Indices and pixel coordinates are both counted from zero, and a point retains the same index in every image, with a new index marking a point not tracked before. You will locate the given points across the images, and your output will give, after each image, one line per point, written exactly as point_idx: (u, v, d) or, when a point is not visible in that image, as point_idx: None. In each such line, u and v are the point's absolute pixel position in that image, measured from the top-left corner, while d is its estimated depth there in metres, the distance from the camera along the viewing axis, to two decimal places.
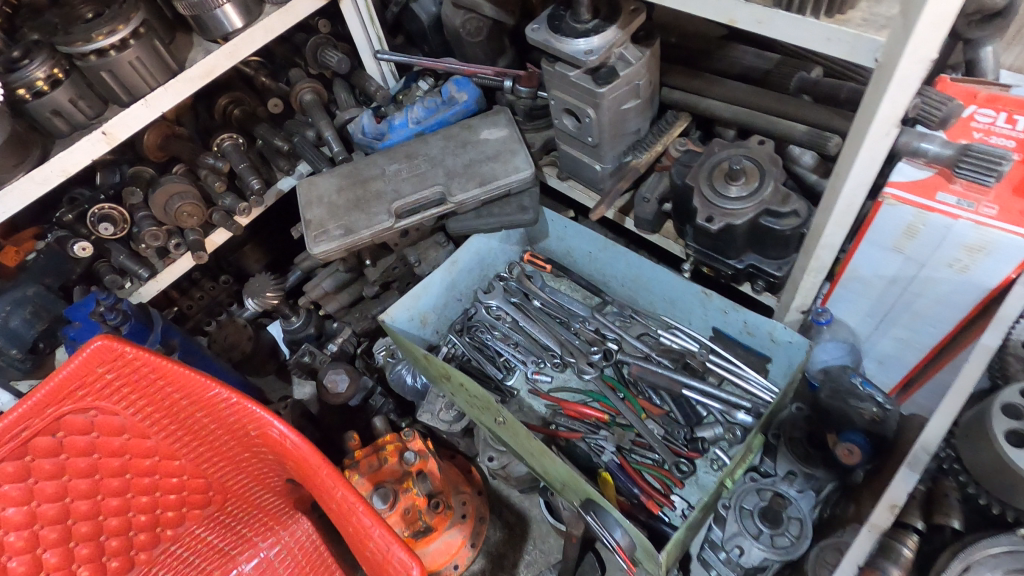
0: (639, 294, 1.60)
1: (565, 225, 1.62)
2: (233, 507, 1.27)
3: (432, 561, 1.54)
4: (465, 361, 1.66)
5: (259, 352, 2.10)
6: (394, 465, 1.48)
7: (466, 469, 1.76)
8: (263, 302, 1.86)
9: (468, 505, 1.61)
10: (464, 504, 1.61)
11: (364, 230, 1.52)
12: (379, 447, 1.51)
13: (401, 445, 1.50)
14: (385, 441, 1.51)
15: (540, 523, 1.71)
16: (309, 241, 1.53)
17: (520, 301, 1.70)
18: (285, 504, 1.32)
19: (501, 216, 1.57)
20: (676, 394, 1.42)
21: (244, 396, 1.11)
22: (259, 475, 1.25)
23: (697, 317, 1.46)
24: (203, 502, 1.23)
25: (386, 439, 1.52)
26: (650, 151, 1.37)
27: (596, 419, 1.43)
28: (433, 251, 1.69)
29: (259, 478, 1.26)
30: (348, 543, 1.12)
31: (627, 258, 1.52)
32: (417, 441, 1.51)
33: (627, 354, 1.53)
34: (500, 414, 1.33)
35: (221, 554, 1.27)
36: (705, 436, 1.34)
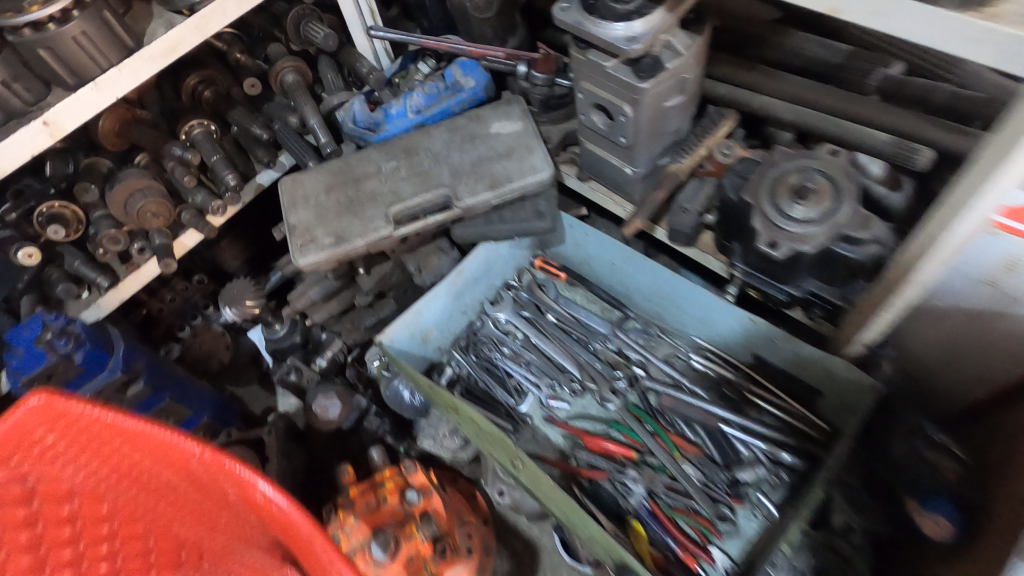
0: (666, 310, 1.43)
1: (587, 232, 1.43)
2: None
3: None
4: (473, 383, 1.50)
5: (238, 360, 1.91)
6: (394, 504, 1.33)
7: (468, 493, 1.59)
8: (241, 311, 1.66)
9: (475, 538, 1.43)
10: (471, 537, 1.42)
11: (357, 239, 1.32)
12: (377, 485, 1.36)
13: (401, 482, 1.36)
14: (383, 477, 1.37)
15: (552, 554, 1.57)
16: (293, 252, 1.33)
17: (533, 316, 1.53)
18: None
19: (514, 222, 1.38)
20: (711, 428, 1.28)
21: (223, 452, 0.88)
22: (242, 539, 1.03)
23: (736, 341, 1.30)
24: None
25: (385, 476, 1.37)
26: (693, 154, 1.18)
27: (623, 457, 1.29)
28: (433, 258, 1.48)
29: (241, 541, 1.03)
30: None
31: (656, 273, 1.35)
32: (417, 474, 1.36)
33: (654, 379, 1.37)
34: (519, 456, 1.19)
35: None
36: (745, 479, 1.21)
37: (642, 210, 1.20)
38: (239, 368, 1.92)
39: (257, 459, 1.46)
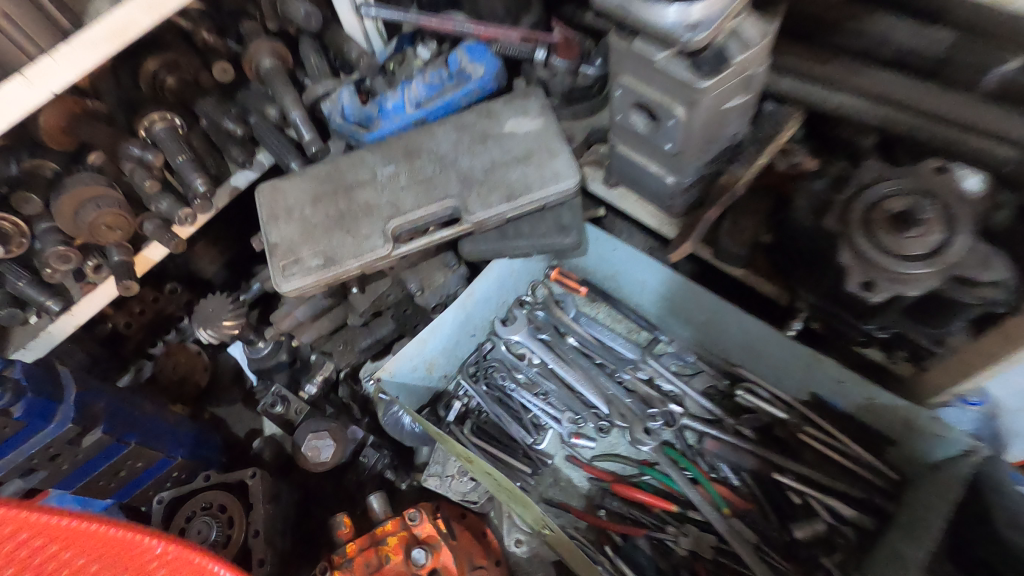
0: (705, 335, 1.25)
1: (616, 247, 1.24)
2: None
3: None
4: (485, 416, 1.33)
5: (217, 381, 1.72)
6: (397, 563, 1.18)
7: (478, 531, 1.37)
8: (219, 332, 1.45)
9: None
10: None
11: (351, 260, 1.13)
12: (379, 542, 1.20)
13: (406, 536, 1.21)
14: (387, 530, 1.21)
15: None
16: (276, 277, 1.13)
17: (552, 339, 1.35)
18: None
19: (533, 238, 1.19)
20: (759, 474, 1.12)
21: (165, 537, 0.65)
22: None
23: (790, 377, 1.13)
24: None
25: (388, 528, 1.21)
26: (751, 163, 0.99)
27: (660, 509, 1.12)
28: (439, 275, 1.28)
29: None
30: None
31: (699, 297, 1.17)
32: (423, 525, 1.21)
33: (693, 417, 1.20)
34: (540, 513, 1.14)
35: None
36: (801, 537, 1.06)
37: (696, 228, 1.01)
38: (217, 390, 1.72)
39: (241, 508, 1.28)
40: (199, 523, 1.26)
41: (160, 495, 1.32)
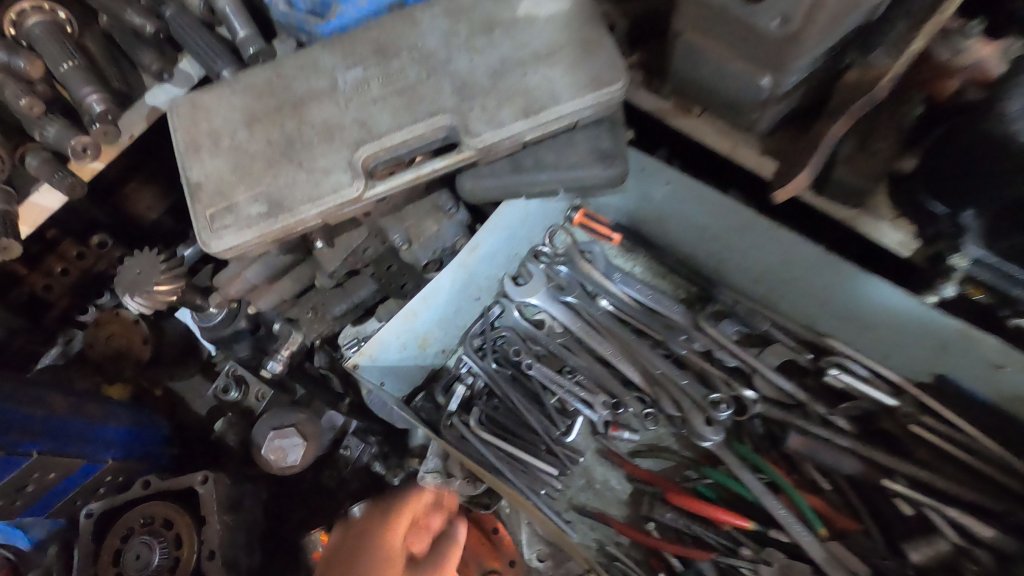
0: (783, 297, 0.96)
1: (672, 181, 0.90)
2: None
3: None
4: (496, 401, 1.04)
5: (164, 354, 1.25)
6: (407, 545, 1.02)
7: (486, 527, 1.09)
8: (151, 299, 1.08)
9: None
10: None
11: (306, 206, 0.80)
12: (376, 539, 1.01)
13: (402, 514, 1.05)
14: (378, 517, 1.04)
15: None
16: (202, 233, 0.80)
17: (579, 302, 1.04)
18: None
19: (559, 169, 0.86)
20: (860, 477, 0.87)
21: None
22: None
23: (910, 353, 0.86)
24: None
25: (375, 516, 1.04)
26: (900, 49, 0.65)
27: (733, 528, 0.86)
28: (430, 223, 0.96)
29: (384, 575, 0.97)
30: None
31: (790, 248, 0.85)
32: (417, 498, 1.06)
33: (770, 402, 0.93)
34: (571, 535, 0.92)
35: None
36: (919, 562, 0.81)
37: (822, 150, 0.69)
38: (169, 363, 1.25)
39: (191, 523, 1.01)
40: (137, 544, 0.99)
41: (86, 508, 1.02)
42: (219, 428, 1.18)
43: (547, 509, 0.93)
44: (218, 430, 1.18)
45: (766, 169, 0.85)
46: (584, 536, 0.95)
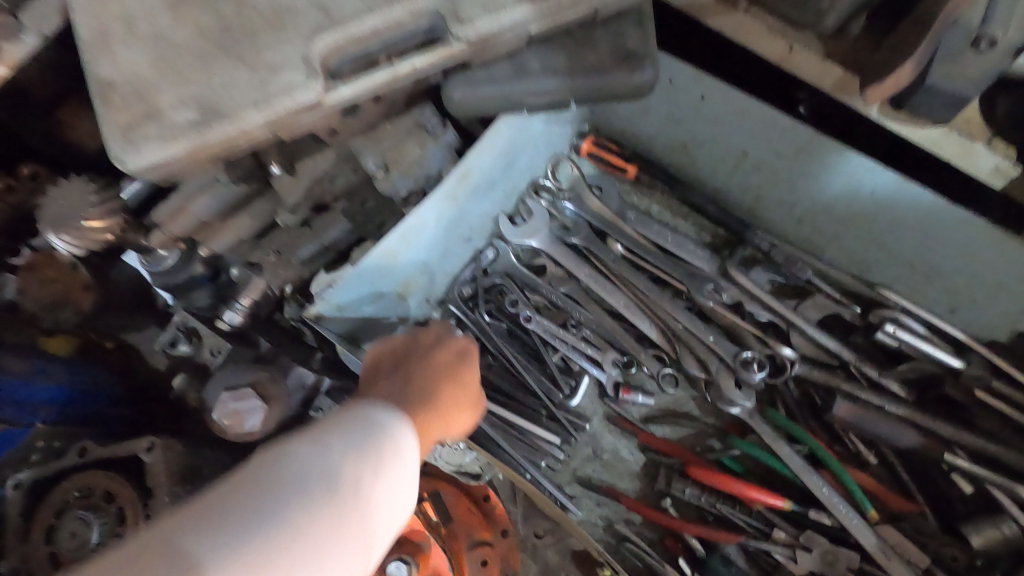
0: (832, 240, 0.81)
1: (713, 94, 0.73)
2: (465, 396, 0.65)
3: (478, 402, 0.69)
4: (489, 358, 0.89)
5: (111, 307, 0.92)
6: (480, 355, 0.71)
7: (476, 495, 0.93)
8: (84, 239, 0.81)
9: (491, 568, 0.89)
10: (484, 565, 0.89)
11: (250, 111, 0.62)
12: (436, 395, 0.60)
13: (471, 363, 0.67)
14: (440, 373, 0.63)
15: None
16: (115, 144, 0.63)
17: (588, 246, 0.89)
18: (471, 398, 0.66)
19: (573, 73, 0.69)
20: (917, 451, 0.74)
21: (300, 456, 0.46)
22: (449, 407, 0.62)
23: (982, 304, 0.74)
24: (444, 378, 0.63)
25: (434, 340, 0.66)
26: None
27: (765, 508, 0.74)
28: (413, 145, 0.79)
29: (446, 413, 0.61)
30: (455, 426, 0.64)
31: (850, 179, 0.71)
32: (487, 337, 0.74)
33: (810, 362, 0.80)
34: (575, 515, 0.79)
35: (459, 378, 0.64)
36: (985, 549, 0.69)
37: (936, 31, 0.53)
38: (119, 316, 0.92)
39: (138, 498, 0.84)
40: (72, 522, 0.82)
41: (11, 478, 0.82)
42: (178, 383, 0.93)
43: (556, 503, 0.79)
44: (177, 387, 0.93)
45: (825, 79, 0.68)
46: (590, 513, 0.83)
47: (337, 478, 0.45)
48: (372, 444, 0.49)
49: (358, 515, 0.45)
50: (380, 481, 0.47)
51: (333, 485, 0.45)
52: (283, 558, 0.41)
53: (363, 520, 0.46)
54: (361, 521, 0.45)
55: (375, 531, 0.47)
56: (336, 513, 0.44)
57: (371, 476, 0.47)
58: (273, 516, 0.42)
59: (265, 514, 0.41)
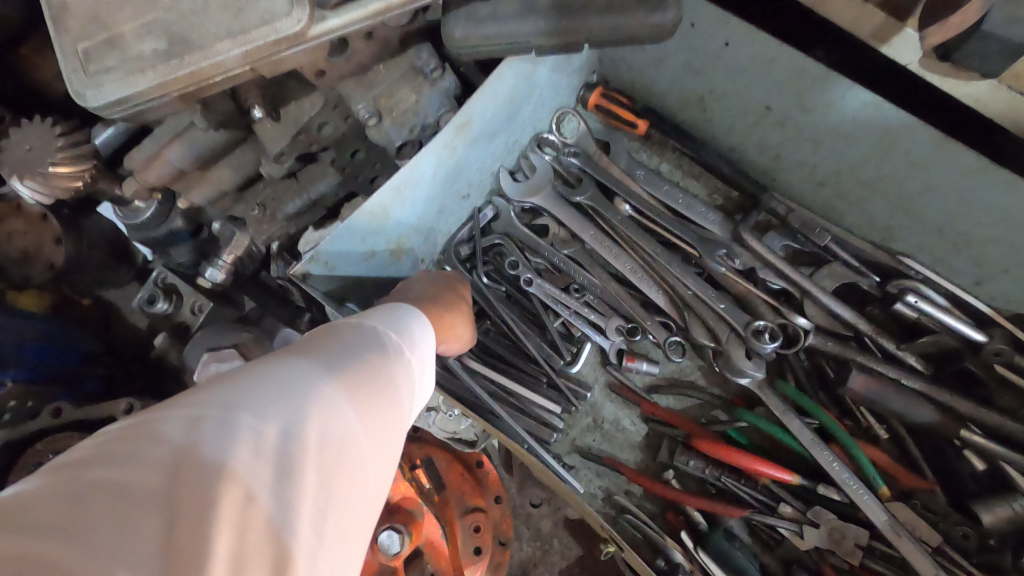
0: (854, 205, 0.76)
1: (737, 39, 0.67)
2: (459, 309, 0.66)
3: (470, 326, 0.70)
4: (487, 323, 0.85)
5: (87, 263, 0.82)
6: (467, 290, 0.71)
7: (470, 462, 0.91)
8: (51, 185, 0.71)
9: (483, 535, 0.87)
10: (476, 531, 0.87)
11: (224, 43, 0.55)
12: (439, 297, 0.64)
13: (453, 289, 0.69)
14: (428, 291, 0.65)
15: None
16: (75, 78, 0.56)
17: (593, 204, 0.83)
18: (462, 311, 0.67)
19: (584, 10, 0.62)
20: (930, 427, 0.71)
21: (329, 334, 0.44)
22: (446, 313, 0.64)
23: (1011, 277, 0.69)
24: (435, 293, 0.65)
25: (425, 276, 0.69)
26: None
27: (773, 481, 0.71)
28: (407, 91, 0.72)
29: (445, 315, 0.63)
30: (455, 333, 0.65)
31: (885, 140, 0.66)
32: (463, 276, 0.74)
33: (824, 333, 0.76)
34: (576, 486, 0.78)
35: (446, 294, 0.66)
36: (996, 528, 0.66)
37: None
38: (93, 272, 0.84)
39: None
40: None
41: None
42: (159, 345, 0.84)
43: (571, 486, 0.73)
44: (158, 347, 0.84)
45: (864, 26, 0.60)
46: (588, 484, 0.80)
47: (381, 339, 0.46)
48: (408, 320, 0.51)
49: (412, 371, 0.47)
50: (421, 345, 0.50)
51: (380, 346, 0.45)
52: (373, 392, 0.42)
53: (416, 377, 0.48)
54: (414, 377, 0.47)
55: (419, 391, 0.49)
56: (399, 363, 0.46)
57: (406, 346, 0.48)
58: (348, 360, 0.42)
59: (345, 356, 0.42)
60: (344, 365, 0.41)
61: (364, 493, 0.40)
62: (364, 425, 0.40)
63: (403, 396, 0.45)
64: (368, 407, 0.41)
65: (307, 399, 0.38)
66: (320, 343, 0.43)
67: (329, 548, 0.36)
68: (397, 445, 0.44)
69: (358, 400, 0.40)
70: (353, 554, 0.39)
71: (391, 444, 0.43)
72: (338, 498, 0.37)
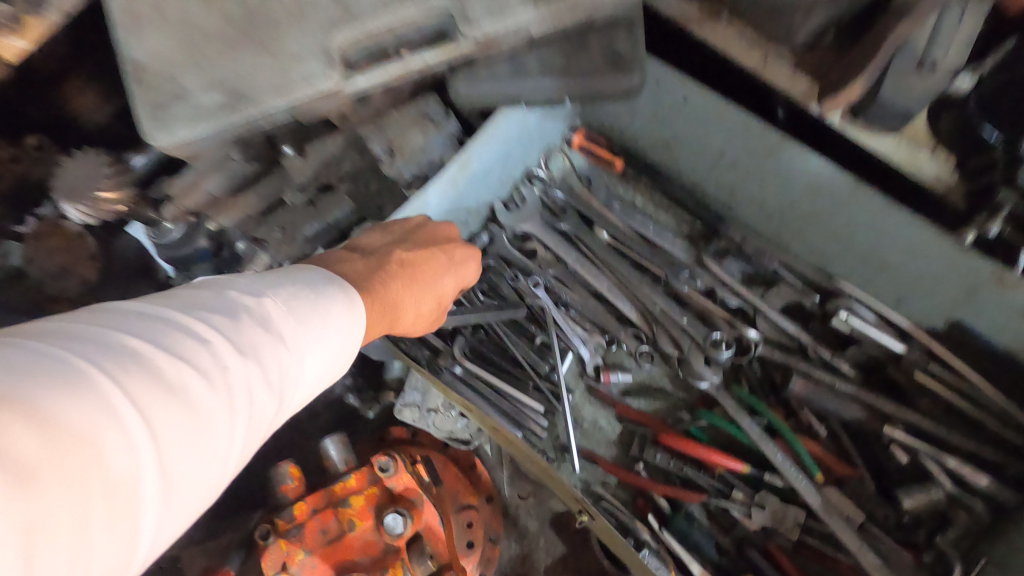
0: (796, 236, 0.89)
1: (692, 97, 0.80)
2: (415, 309, 0.68)
3: (425, 319, 0.73)
4: (482, 333, 0.95)
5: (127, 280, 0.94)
6: (445, 286, 0.73)
7: (464, 464, 1.01)
8: (96, 209, 0.85)
9: (476, 530, 0.94)
10: (469, 527, 0.94)
11: (272, 97, 0.68)
12: (393, 292, 0.64)
13: (427, 285, 0.69)
14: (399, 279, 0.66)
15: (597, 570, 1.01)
16: (145, 121, 0.68)
17: (575, 232, 0.96)
18: (421, 308, 0.69)
19: (567, 74, 0.76)
20: (860, 425, 0.83)
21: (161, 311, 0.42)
22: (401, 309, 0.65)
23: (927, 299, 0.81)
24: (406, 283, 0.66)
25: (417, 253, 0.70)
26: None
27: (726, 470, 0.83)
28: (416, 133, 0.87)
29: (398, 311, 0.65)
30: (403, 325, 0.68)
31: (814, 181, 0.78)
32: (455, 268, 0.75)
33: (772, 343, 0.88)
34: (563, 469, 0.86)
35: (414, 289, 0.67)
36: (913, 510, 0.78)
37: (880, 52, 0.61)
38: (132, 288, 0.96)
39: None
40: None
41: None
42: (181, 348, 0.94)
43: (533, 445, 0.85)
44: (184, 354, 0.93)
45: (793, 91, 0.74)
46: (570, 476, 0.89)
47: (222, 322, 0.44)
48: (301, 301, 0.50)
49: (259, 355, 0.44)
50: (307, 327, 0.49)
51: (208, 328, 0.43)
52: (164, 368, 0.39)
53: (261, 361, 0.44)
54: (264, 363, 0.44)
55: (287, 380, 0.47)
56: (264, 343, 0.45)
57: (257, 332, 0.45)
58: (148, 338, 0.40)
59: (145, 334, 0.40)
60: (145, 339, 0.39)
61: (126, 469, 0.35)
62: (190, 400, 0.39)
63: (221, 378, 0.41)
64: (158, 376, 0.38)
65: (93, 366, 0.36)
66: (167, 312, 0.42)
67: (82, 521, 0.32)
68: (245, 426, 0.42)
69: (135, 373, 0.37)
70: (128, 537, 0.34)
71: (187, 424, 0.38)
72: (136, 475, 0.35)
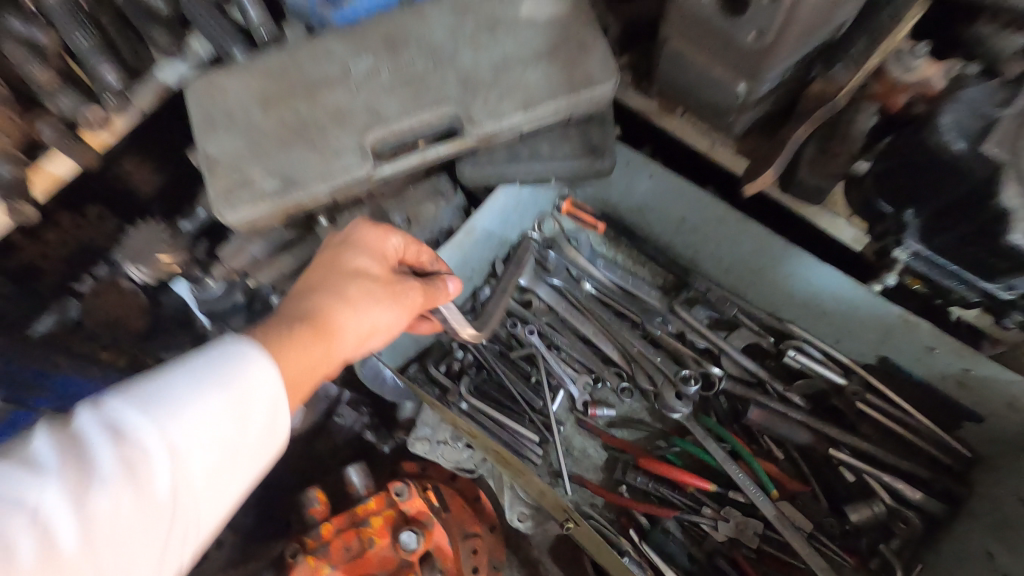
0: (751, 287, 1.05)
1: (656, 175, 0.98)
2: (336, 299, 0.67)
3: (380, 297, 0.71)
4: (485, 374, 1.10)
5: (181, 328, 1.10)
6: (362, 260, 0.72)
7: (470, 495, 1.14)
8: (155, 269, 1.01)
9: (479, 556, 1.08)
10: (473, 553, 1.08)
11: (317, 183, 0.85)
12: (298, 307, 0.66)
13: (339, 274, 0.70)
14: (301, 293, 0.68)
15: None
16: (216, 202, 0.85)
17: (564, 286, 1.11)
18: (347, 296, 0.68)
19: (552, 159, 0.94)
20: (810, 448, 0.97)
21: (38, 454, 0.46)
22: (312, 312, 0.65)
23: (861, 339, 0.95)
24: (307, 292, 0.68)
25: (320, 260, 0.72)
26: (859, 67, 0.74)
27: (697, 489, 0.96)
28: (429, 205, 1.03)
29: (310, 316, 0.65)
30: (341, 322, 0.66)
31: (759, 242, 0.95)
32: (363, 238, 0.74)
33: (735, 379, 1.02)
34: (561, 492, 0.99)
35: (321, 290, 0.68)
36: (858, 522, 0.92)
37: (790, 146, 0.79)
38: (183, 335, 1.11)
39: None
40: None
41: None
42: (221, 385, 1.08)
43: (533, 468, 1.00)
44: None
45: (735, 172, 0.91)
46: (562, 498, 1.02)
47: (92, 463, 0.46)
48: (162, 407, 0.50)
49: (140, 486, 0.47)
50: (172, 430, 0.50)
51: (76, 476, 0.45)
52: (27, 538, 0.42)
53: (141, 493, 0.47)
54: (143, 493, 0.47)
55: (182, 494, 0.50)
56: (143, 469, 0.48)
57: (136, 460, 0.48)
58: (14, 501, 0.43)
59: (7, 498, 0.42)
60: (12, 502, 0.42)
61: None
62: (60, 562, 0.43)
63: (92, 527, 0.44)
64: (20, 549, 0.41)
65: None
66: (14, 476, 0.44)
67: None
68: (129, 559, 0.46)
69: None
70: None
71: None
72: None
